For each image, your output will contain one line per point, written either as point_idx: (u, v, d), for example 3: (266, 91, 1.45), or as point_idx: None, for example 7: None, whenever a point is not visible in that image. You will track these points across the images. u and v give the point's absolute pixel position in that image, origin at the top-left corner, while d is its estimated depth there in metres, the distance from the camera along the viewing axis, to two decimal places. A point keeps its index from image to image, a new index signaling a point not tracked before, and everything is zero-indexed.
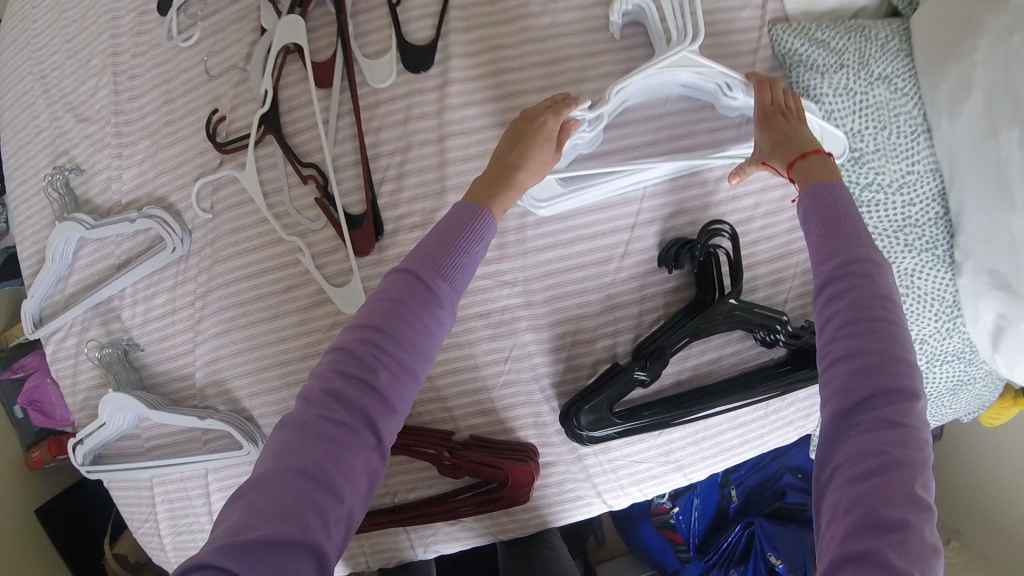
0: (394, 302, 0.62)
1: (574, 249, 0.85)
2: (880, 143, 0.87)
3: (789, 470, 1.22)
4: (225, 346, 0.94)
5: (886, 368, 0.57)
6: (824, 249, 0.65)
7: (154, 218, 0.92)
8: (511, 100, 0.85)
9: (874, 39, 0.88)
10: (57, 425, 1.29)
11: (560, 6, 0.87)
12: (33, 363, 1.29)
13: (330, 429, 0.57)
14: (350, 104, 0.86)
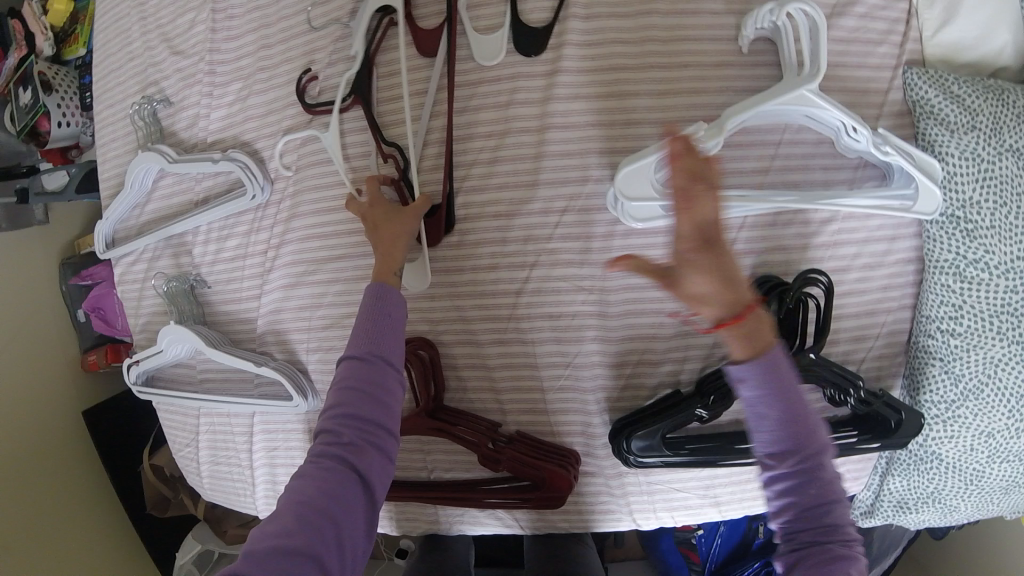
0: (353, 385, 0.67)
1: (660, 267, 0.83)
2: (996, 219, 0.79)
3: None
4: (290, 299, 0.96)
5: (817, 489, 0.60)
6: (778, 425, 0.61)
7: (238, 162, 0.91)
8: (621, 101, 0.81)
9: (1015, 103, 0.79)
10: (116, 333, 1.40)
11: (689, 8, 0.81)
12: (102, 274, 1.38)
13: (324, 476, 0.63)
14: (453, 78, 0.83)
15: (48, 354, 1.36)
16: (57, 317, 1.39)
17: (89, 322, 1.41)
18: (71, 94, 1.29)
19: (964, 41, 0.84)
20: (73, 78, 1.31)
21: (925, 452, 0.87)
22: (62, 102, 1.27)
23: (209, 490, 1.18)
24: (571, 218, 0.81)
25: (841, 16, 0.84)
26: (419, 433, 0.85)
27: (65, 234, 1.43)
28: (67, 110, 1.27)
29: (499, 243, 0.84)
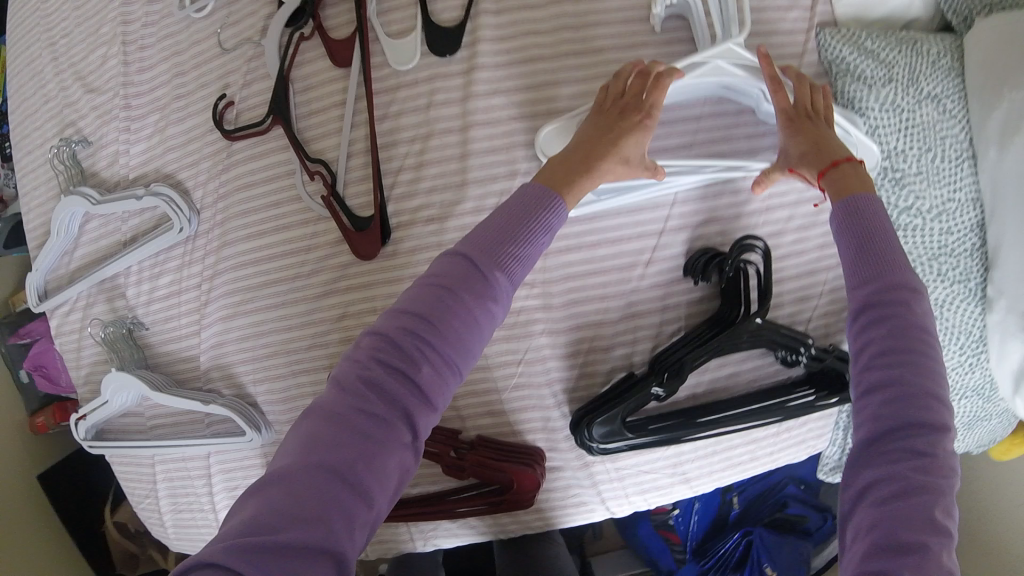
0: (444, 284, 0.61)
1: (598, 253, 0.82)
2: (921, 165, 0.83)
3: (791, 480, 1.30)
4: (231, 331, 0.92)
5: (907, 383, 0.60)
6: (852, 267, 0.67)
7: (162, 195, 0.88)
8: (541, 92, 0.80)
9: (926, 55, 0.83)
10: (61, 391, 1.31)
11: None
12: (40, 329, 1.29)
13: (370, 416, 0.56)
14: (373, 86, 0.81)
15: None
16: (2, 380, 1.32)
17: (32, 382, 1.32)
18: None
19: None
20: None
21: None
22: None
23: (174, 541, 1.12)
24: None
25: None
26: None
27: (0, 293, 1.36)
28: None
29: (435, 247, 0.82)
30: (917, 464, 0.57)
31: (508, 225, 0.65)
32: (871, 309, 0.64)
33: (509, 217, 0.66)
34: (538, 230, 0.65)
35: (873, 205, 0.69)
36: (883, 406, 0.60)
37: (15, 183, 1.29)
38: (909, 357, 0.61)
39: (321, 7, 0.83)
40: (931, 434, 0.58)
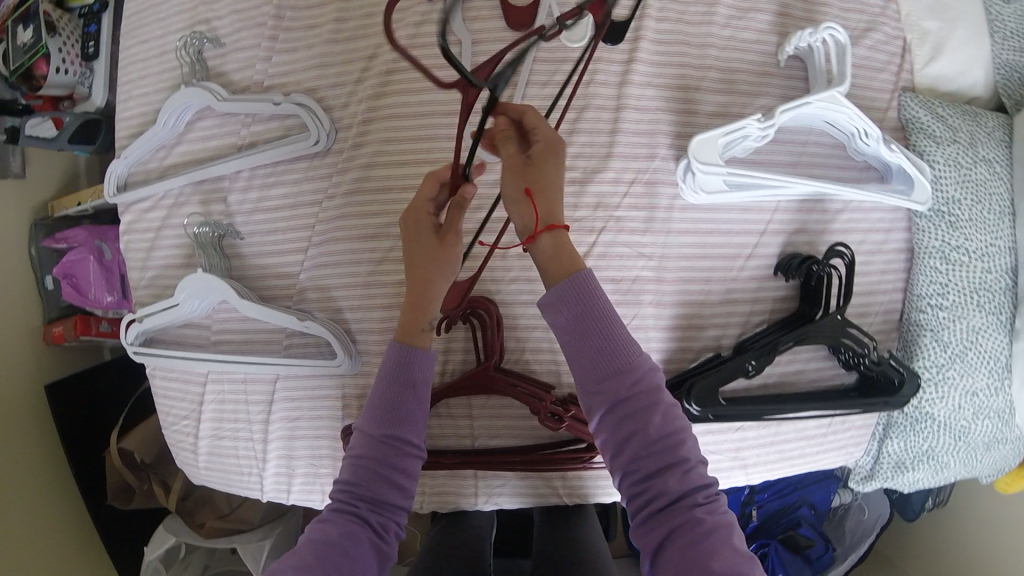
0: (373, 453, 0.72)
1: (709, 241, 0.90)
2: (973, 213, 0.95)
3: (805, 504, 1.40)
4: (342, 254, 0.92)
5: (658, 439, 0.66)
6: (594, 375, 0.68)
7: (302, 106, 0.88)
8: (688, 91, 0.90)
9: (983, 125, 0.97)
10: (88, 304, 1.25)
11: (746, 21, 0.93)
12: (78, 237, 1.22)
13: (338, 540, 0.66)
14: (541, 55, 0.88)
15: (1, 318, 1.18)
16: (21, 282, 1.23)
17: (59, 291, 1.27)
18: (73, 40, 1.14)
19: (947, 75, 1.01)
20: (80, 26, 1.16)
21: (920, 413, 1.00)
22: (64, 46, 1.12)
23: (203, 472, 1.05)
24: (637, 189, 0.88)
25: (874, 36, 0.98)
26: (481, 387, 0.85)
27: (39, 194, 1.28)
28: (67, 56, 1.12)
29: (571, 206, 0.87)
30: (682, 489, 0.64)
31: (394, 382, 0.75)
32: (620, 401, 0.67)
33: (396, 363, 0.75)
34: (413, 385, 0.74)
35: (590, 300, 0.68)
36: (618, 438, 0.67)
37: (91, 86, 1.16)
38: (641, 411, 0.66)
39: None
40: (679, 457, 0.65)
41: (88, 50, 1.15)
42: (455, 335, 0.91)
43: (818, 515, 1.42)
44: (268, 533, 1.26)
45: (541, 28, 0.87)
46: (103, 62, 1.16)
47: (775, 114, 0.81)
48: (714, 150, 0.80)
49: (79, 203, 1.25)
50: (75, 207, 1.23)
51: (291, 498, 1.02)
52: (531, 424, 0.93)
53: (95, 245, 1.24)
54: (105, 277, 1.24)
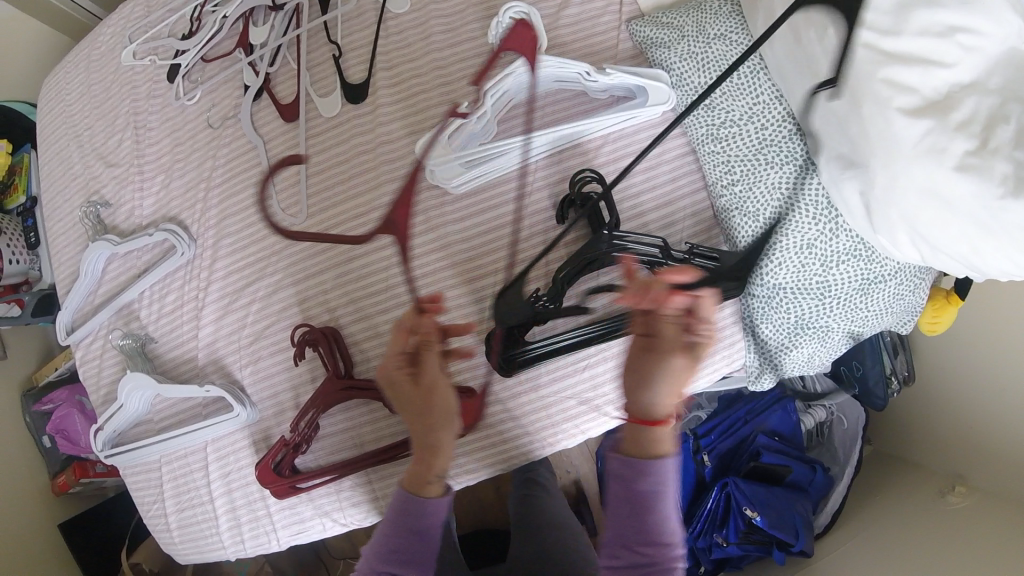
0: None
1: (486, 215, 1.01)
2: (724, 86, 1.02)
3: (762, 432, 1.32)
4: (220, 331, 1.12)
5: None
6: (625, 517, 0.74)
7: (169, 230, 1.14)
8: (426, 105, 1.04)
9: (708, 8, 1.05)
10: (82, 451, 1.40)
11: (458, 37, 1.07)
12: (61, 396, 1.40)
13: None
14: (312, 129, 1.08)
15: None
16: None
17: (55, 446, 1.42)
18: (17, 235, 1.40)
19: None
20: (18, 222, 1.44)
21: (768, 289, 1.02)
22: (10, 242, 1.38)
23: (178, 543, 1.23)
24: (409, 199, 1.02)
25: None
26: (334, 397, 0.99)
27: (21, 371, 1.44)
28: (14, 247, 1.38)
29: (364, 230, 1.03)
30: None
31: (397, 529, 0.77)
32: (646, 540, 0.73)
33: (399, 514, 0.78)
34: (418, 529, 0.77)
35: (648, 469, 0.73)
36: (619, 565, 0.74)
37: (40, 266, 1.44)
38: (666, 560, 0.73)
39: (274, 84, 1.13)
40: None
41: (31, 239, 1.42)
42: (315, 364, 1.06)
43: (783, 441, 1.34)
44: None
45: (304, 111, 1.07)
46: (45, 244, 1.43)
47: (481, 98, 0.97)
48: (440, 147, 0.96)
49: (55, 367, 1.43)
50: (56, 370, 1.41)
51: (248, 547, 1.17)
52: (401, 421, 1.04)
53: (77, 399, 1.42)
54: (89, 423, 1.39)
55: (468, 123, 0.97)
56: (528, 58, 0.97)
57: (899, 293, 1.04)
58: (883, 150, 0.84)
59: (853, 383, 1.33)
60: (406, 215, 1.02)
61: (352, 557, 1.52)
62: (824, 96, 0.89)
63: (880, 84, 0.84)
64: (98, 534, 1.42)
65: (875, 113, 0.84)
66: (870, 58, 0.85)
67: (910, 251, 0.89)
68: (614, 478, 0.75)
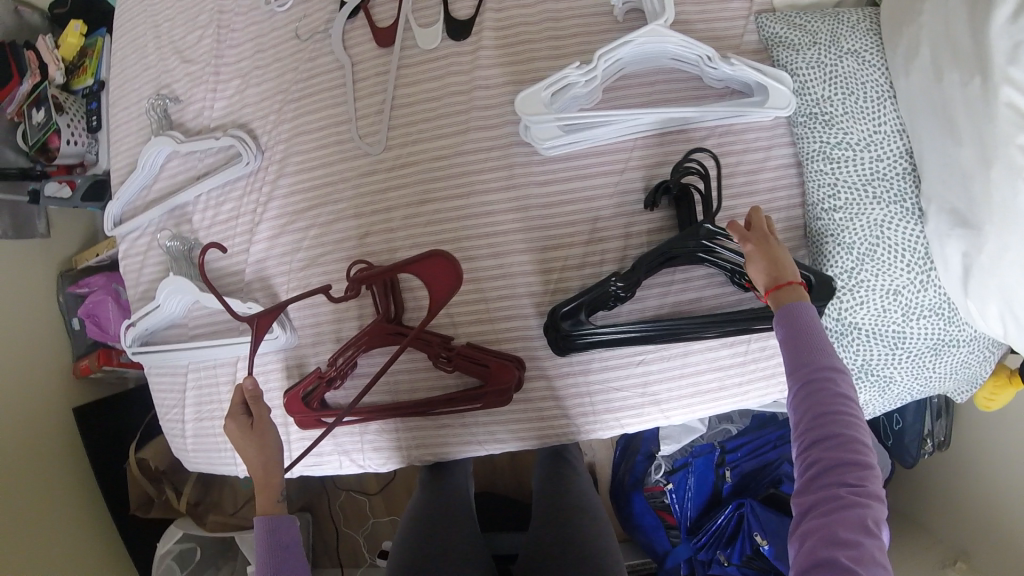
0: None
1: (571, 186, 0.96)
2: (847, 106, 0.93)
3: (788, 460, 1.29)
4: (272, 250, 1.10)
5: (841, 436, 0.66)
6: (798, 365, 0.72)
7: (238, 137, 1.10)
8: (531, 57, 0.97)
9: (845, 21, 0.96)
10: (110, 339, 1.44)
11: None
12: (99, 281, 1.43)
13: None
14: (404, 61, 1.02)
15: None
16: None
17: (84, 330, 1.44)
18: (78, 116, 1.37)
19: None
20: (81, 103, 1.40)
21: (842, 324, 0.94)
22: (70, 122, 1.35)
23: (191, 454, 1.24)
24: (495, 152, 0.97)
25: None
26: (380, 339, 0.96)
27: (61, 252, 1.45)
28: (74, 130, 1.35)
29: (441, 176, 0.99)
30: (848, 473, 0.64)
31: (269, 553, 0.83)
32: (810, 390, 0.70)
33: (267, 545, 0.84)
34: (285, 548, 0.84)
35: (804, 311, 0.75)
36: (826, 465, 0.65)
37: (96, 152, 1.40)
38: (825, 410, 0.68)
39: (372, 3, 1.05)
40: (862, 465, 0.64)
41: (93, 123, 1.38)
42: (365, 301, 1.03)
43: None
44: None
45: (401, 39, 1.01)
46: (106, 131, 1.39)
47: (594, 59, 0.90)
48: (540, 102, 0.87)
49: (95, 254, 1.45)
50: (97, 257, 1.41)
51: None
52: (439, 376, 1.02)
53: (112, 288, 1.44)
54: (122, 314, 1.42)
55: (574, 84, 0.89)
56: (651, 27, 0.89)
57: (979, 373, 0.94)
58: (1003, 215, 0.75)
59: (887, 434, 1.21)
60: (488, 169, 0.97)
61: (354, 491, 1.73)
62: (953, 145, 0.81)
63: (1019, 151, 0.73)
64: (109, 427, 1.43)
65: (1004, 178, 0.74)
66: (1013, 122, 0.74)
67: (998, 325, 0.83)
68: (783, 326, 0.75)
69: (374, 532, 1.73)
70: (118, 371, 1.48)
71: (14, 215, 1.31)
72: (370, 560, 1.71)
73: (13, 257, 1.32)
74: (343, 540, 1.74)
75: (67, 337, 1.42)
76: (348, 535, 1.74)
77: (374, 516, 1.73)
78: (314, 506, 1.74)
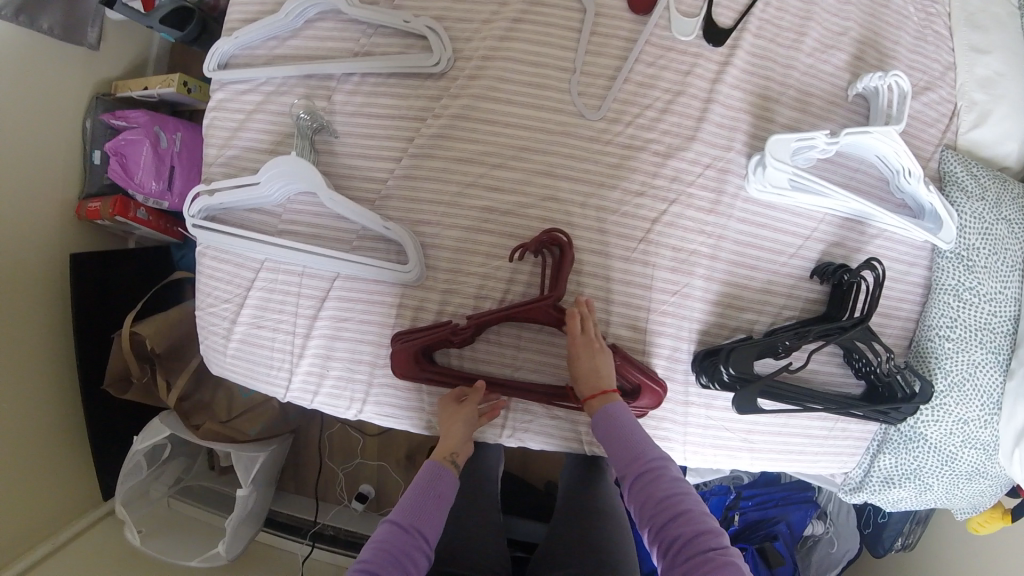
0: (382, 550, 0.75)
1: (762, 233, 0.97)
2: (989, 260, 1.06)
3: (784, 521, 1.45)
4: (429, 171, 0.94)
5: (671, 497, 0.76)
6: (617, 449, 0.83)
7: (430, 30, 0.93)
8: (768, 100, 0.98)
9: (1009, 190, 1.08)
10: (131, 186, 1.34)
11: (823, 57, 1.02)
12: (139, 120, 1.34)
13: None
14: (652, 42, 0.94)
15: (45, 183, 1.26)
16: (66, 150, 1.31)
17: (103, 167, 1.36)
18: None
19: (987, 141, 1.12)
20: None
21: (914, 432, 1.08)
22: None
23: (227, 360, 1.05)
24: (710, 173, 0.94)
25: (925, 95, 1.10)
26: (535, 314, 0.87)
27: (104, 70, 1.39)
28: None
29: (650, 174, 0.93)
30: (688, 522, 0.73)
31: (419, 495, 0.82)
32: (635, 467, 0.81)
33: (423, 487, 0.83)
34: (437, 495, 0.83)
35: (615, 414, 0.84)
36: (671, 524, 0.74)
37: None
38: (649, 475, 0.79)
39: None
40: (694, 513, 0.74)
41: None
42: (522, 266, 0.94)
43: (794, 538, 1.47)
44: (261, 448, 1.33)
45: (657, 17, 0.93)
46: None
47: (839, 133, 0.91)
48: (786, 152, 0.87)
49: (144, 87, 1.38)
50: (141, 92, 1.36)
51: (315, 401, 1.03)
52: None
53: (150, 130, 1.35)
54: (154, 163, 1.34)
55: (815, 146, 0.91)
56: (886, 128, 0.93)
57: (983, 502, 1.15)
58: None
59: (869, 523, 1.43)
60: (697, 185, 0.94)
61: (351, 425, 1.60)
62: None
63: None
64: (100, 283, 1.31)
65: None
66: None
67: None
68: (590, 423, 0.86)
69: (355, 473, 1.61)
70: (123, 224, 1.36)
71: (67, 14, 1.24)
72: (345, 500, 1.60)
73: (52, 64, 1.26)
74: (324, 473, 1.61)
75: (84, 169, 1.34)
76: (328, 469, 1.61)
77: (362, 456, 1.61)
78: (302, 430, 1.62)
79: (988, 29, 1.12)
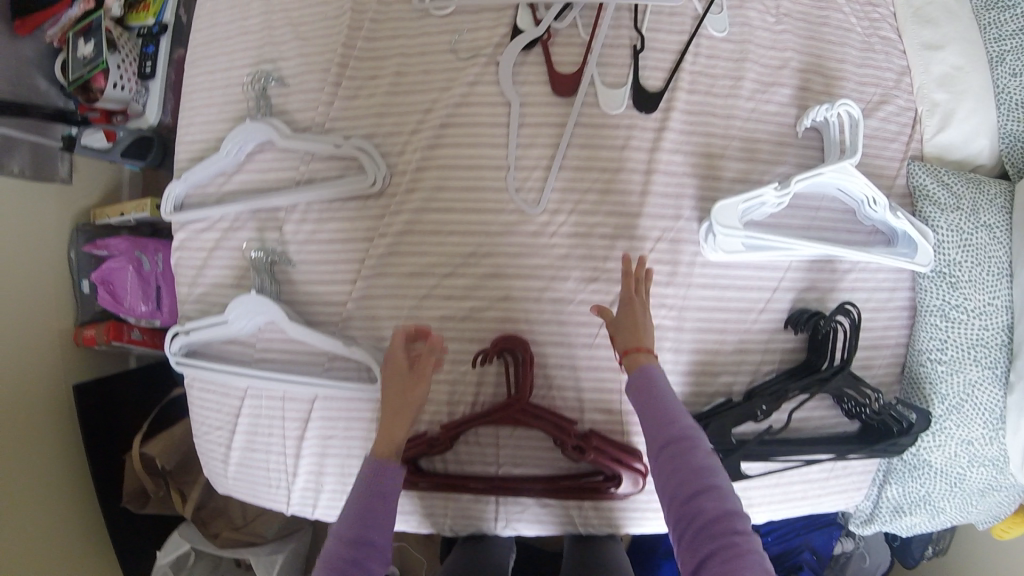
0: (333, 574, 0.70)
1: (725, 294, 0.95)
2: (973, 274, 1.00)
3: (807, 548, 1.43)
4: (383, 287, 0.96)
5: (704, 487, 0.71)
6: (655, 424, 0.78)
7: (361, 149, 0.94)
8: (713, 156, 0.95)
9: (986, 193, 1.02)
10: (122, 312, 1.41)
11: (765, 97, 0.99)
12: (119, 245, 1.39)
13: None
14: (583, 121, 0.93)
15: (39, 326, 1.33)
16: (56, 288, 1.39)
17: (93, 295, 1.43)
18: (130, 58, 1.34)
19: (954, 143, 1.07)
20: (135, 43, 1.36)
21: (918, 460, 1.06)
22: (122, 63, 1.32)
23: (229, 482, 1.11)
24: (662, 245, 0.93)
25: (883, 112, 1.05)
26: (506, 416, 0.89)
27: (79, 202, 1.45)
28: (124, 73, 1.32)
29: (599, 256, 0.92)
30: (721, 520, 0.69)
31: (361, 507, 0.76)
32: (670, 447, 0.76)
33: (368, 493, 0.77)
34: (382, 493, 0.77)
35: (657, 382, 0.80)
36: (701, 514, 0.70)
37: (143, 102, 1.37)
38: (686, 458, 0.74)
39: (552, 44, 0.93)
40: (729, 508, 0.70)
41: (145, 69, 1.36)
42: (488, 368, 0.95)
43: (819, 561, 1.45)
44: (281, 546, 1.38)
45: (583, 95, 0.92)
46: (157, 82, 1.37)
47: (790, 181, 0.87)
48: (733, 216, 0.86)
49: (120, 213, 1.43)
50: (120, 217, 1.40)
51: (316, 511, 1.07)
52: (555, 457, 0.97)
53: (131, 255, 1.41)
54: (138, 287, 1.39)
55: (766, 200, 0.87)
56: (841, 163, 0.89)
57: (999, 511, 1.10)
58: None
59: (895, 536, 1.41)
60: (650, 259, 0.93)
61: None
62: None
63: None
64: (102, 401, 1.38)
65: None
66: None
67: None
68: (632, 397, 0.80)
69: None
70: (121, 346, 1.43)
71: (36, 152, 1.31)
72: None
73: (33, 209, 1.33)
74: None
75: (76, 302, 1.41)
76: None
77: None
78: None
79: (942, 26, 1.06)
